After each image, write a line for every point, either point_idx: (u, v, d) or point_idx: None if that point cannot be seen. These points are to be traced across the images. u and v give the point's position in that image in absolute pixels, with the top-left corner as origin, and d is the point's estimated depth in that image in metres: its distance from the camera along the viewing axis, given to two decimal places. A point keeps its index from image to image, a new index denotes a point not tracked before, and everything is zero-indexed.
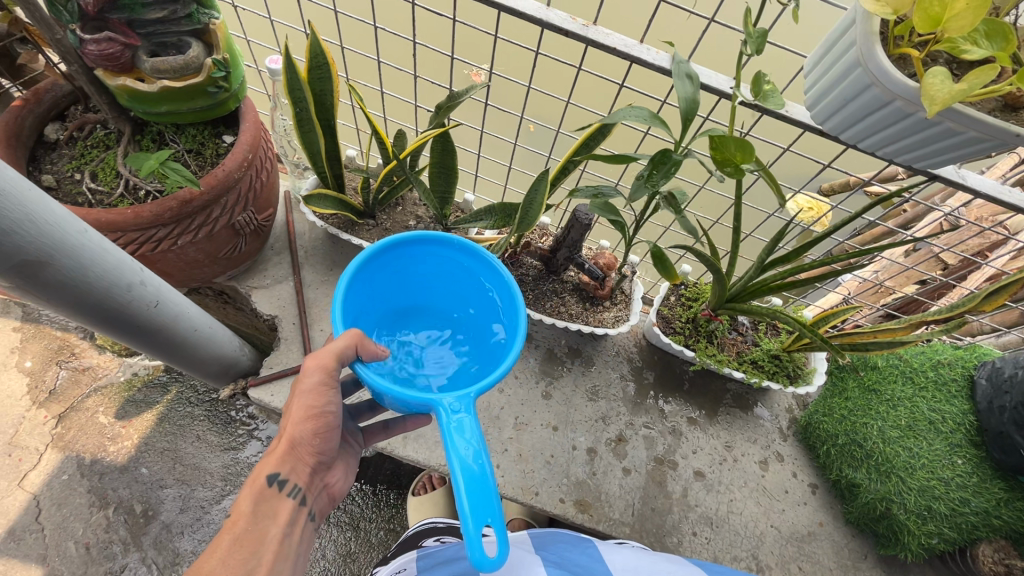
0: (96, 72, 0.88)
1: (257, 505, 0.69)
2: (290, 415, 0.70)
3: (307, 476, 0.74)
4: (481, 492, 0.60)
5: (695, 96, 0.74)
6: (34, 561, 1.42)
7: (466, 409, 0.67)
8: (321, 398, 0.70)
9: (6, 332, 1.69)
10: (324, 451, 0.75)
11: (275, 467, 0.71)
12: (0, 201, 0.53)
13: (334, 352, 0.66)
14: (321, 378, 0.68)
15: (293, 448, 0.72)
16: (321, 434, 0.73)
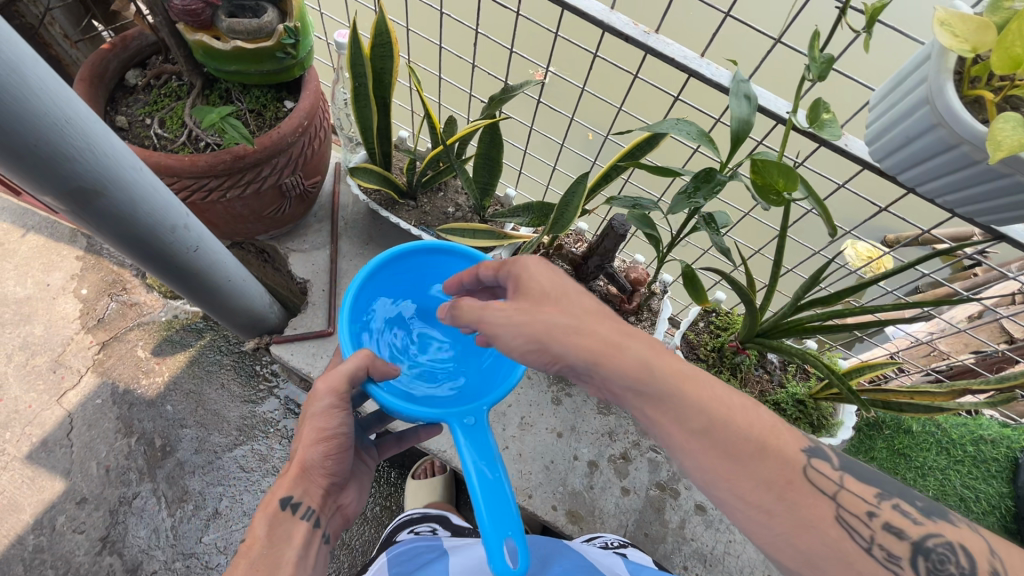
0: (179, 26, 0.94)
1: (271, 530, 0.73)
2: (302, 438, 0.75)
3: (320, 497, 0.77)
4: (497, 503, 0.67)
5: (749, 118, 0.72)
6: (59, 473, 1.55)
7: (481, 423, 0.76)
8: (332, 421, 0.75)
9: (70, 260, 1.84)
10: (337, 472, 0.78)
11: (288, 490, 0.75)
12: (67, 128, 0.57)
13: (346, 373, 0.73)
14: (332, 401, 0.75)
15: (305, 472, 0.76)
16: (332, 456, 0.77)
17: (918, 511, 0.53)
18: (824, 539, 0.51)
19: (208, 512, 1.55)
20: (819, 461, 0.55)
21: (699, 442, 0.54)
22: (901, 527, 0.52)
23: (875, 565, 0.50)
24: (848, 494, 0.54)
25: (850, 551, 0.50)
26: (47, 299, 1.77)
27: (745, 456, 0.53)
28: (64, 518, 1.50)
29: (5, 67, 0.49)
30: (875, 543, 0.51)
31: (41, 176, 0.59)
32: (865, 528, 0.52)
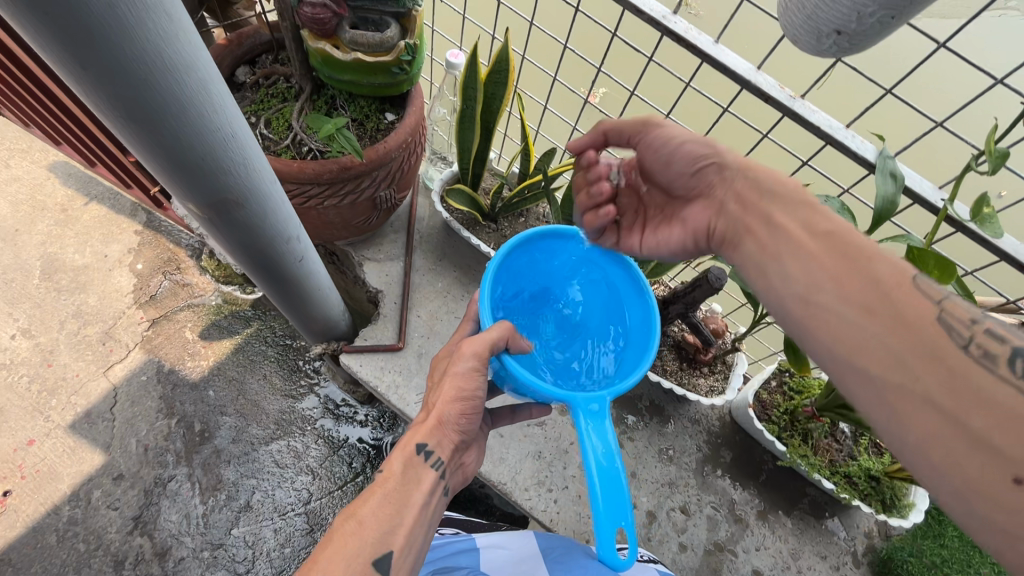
0: (302, 32, 0.94)
1: (405, 469, 0.69)
2: (442, 393, 0.71)
3: (450, 451, 0.73)
4: (615, 494, 0.65)
5: (893, 198, 0.69)
6: (99, 447, 1.52)
7: (603, 409, 0.70)
8: (471, 382, 0.71)
9: (129, 234, 1.85)
10: (467, 430, 0.74)
11: (424, 437, 0.71)
12: (231, 144, 0.56)
13: (490, 343, 0.70)
14: (474, 364, 0.70)
15: (441, 425, 0.72)
16: (467, 415, 0.72)
17: (1005, 331, 0.45)
18: (937, 354, 0.43)
19: (239, 505, 1.49)
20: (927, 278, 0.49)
21: (821, 242, 0.53)
22: (1002, 337, 0.44)
23: (980, 368, 0.42)
24: (955, 302, 0.46)
25: (950, 355, 0.43)
26: (104, 269, 1.77)
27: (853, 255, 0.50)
28: (100, 493, 1.47)
29: (197, 88, 0.48)
30: (975, 342, 0.43)
31: (194, 187, 0.59)
32: (965, 330, 0.44)
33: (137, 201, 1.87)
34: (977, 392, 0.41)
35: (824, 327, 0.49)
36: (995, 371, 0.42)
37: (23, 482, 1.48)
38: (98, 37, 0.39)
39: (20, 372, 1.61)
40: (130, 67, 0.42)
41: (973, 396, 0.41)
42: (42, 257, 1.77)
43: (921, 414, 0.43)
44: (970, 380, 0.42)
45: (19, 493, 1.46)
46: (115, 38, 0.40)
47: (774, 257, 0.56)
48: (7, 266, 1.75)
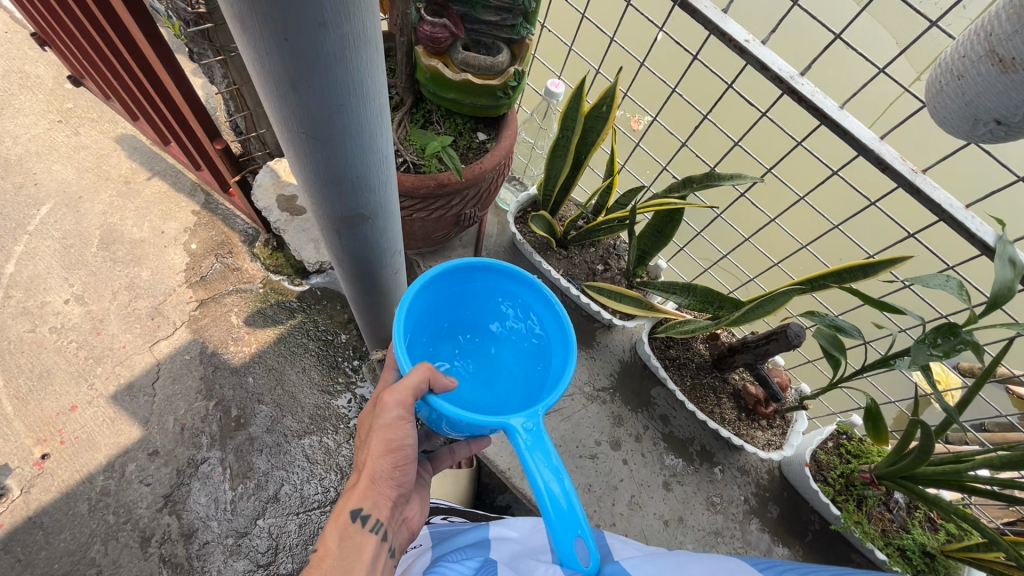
0: (416, 48, 0.96)
1: (342, 543, 0.68)
2: (371, 451, 0.69)
3: (388, 510, 0.72)
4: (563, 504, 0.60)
5: (1012, 284, 0.67)
6: (137, 422, 1.39)
7: (539, 428, 0.67)
8: (400, 433, 0.69)
9: (186, 213, 1.71)
10: (405, 482, 0.74)
11: (358, 502, 0.70)
12: (381, 167, 0.58)
13: (409, 387, 0.66)
14: (399, 413, 0.68)
15: (374, 482, 0.71)
16: (400, 467, 0.72)
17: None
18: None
19: (267, 496, 1.34)
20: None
21: None
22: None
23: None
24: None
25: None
26: (158, 246, 1.63)
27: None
28: (134, 467, 1.34)
29: (375, 110, 0.49)
30: None
31: (337, 200, 0.60)
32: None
33: (198, 180, 1.73)
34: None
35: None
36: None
37: (62, 448, 1.35)
38: (320, 62, 0.40)
39: (68, 337, 1.49)
40: (333, 92, 0.44)
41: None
42: (101, 227, 1.65)
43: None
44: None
45: (57, 458, 1.34)
46: (332, 65, 0.41)
47: None
48: (66, 232, 1.63)
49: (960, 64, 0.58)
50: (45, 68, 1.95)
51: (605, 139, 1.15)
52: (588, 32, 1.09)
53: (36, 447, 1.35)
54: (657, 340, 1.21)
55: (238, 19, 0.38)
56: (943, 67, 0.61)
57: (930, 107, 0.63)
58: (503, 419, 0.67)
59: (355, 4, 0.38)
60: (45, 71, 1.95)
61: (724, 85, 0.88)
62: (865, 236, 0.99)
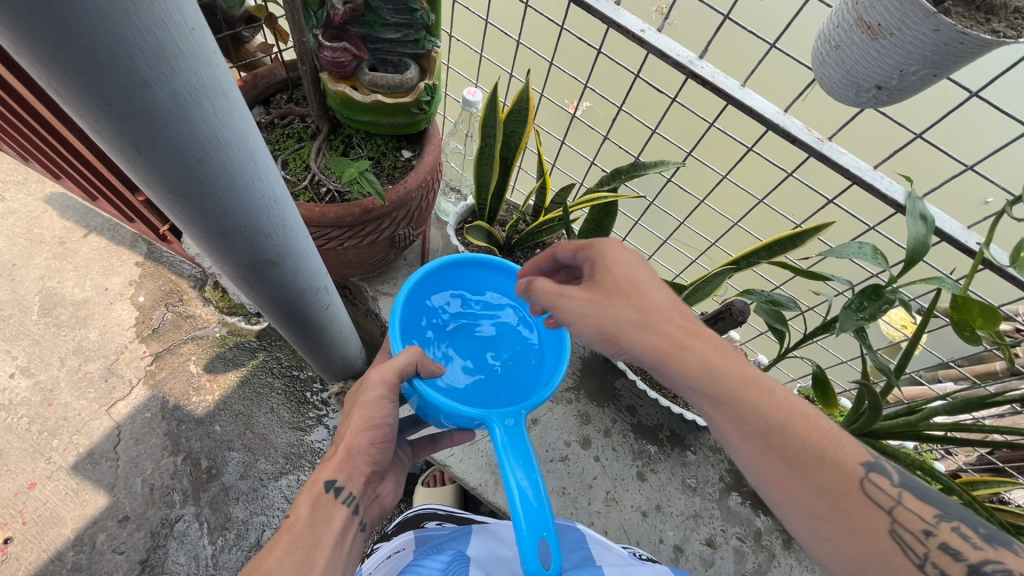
0: (322, 75, 0.94)
1: (314, 510, 0.64)
2: (350, 424, 0.67)
3: (362, 484, 0.69)
4: (529, 505, 0.59)
5: (926, 239, 0.68)
6: (103, 488, 1.33)
7: (519, 427, 0.66)
8: (382, 411, 0.67)
9: (129, 266, 1.64)
10: (380, 459, 0.70)
11: (333, 472, 0.66)
12: (274, 210, 0.56)
13: (397, 367, 0.66)
14: (383, 392, 0.66)
15: (351, 457, 0.68)
16: (378, 445, 0.69)
17: (979, 536, 0.50)
18: (892, 570, 0.48)
19: (249, 544, 1.30)
20: (879, 475, 0.52)
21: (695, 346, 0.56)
22: (957, 546, 0.49)
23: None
24: (903, 509, 0.51)
25: (902, 569, 0.48)
26: (104, 304, 1.57)
27: (799, 463, 0.50)
28: (105, 537, 1.27)
29: (243, 159, 0.47)
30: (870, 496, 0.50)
31: (234, 249, 0.58)
32: (919, 546, 0.49)
33: (137, 231, 1.66)
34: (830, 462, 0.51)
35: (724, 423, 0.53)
36: (915, 563, 0.48)
37: (25, 529, 1.28)
38: (158, 122, 0.38)
39: (19, 413, 1.41)
40: (187, 148, 0.42)
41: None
42: (40, 292, 1.57)
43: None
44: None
45: (19, 541, 1.27)
46: (172, 123, 0.39)
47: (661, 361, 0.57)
48: (3, 302, 1.55)
49: (834, 35, 0.63)
50: None
51: (530, 141, 1.14)
52: (497, 38, 1.09)
53: None
54: None
55: (52, 86, 0.36)
56: (822, 39, 0.66)
57: (818, 78, 0.68)
58: (485, 413, 0.66)
59: (181, 58, 0.36)
60: None
61: (631, 76, 0.87)
62: (792, 207, 1.00)
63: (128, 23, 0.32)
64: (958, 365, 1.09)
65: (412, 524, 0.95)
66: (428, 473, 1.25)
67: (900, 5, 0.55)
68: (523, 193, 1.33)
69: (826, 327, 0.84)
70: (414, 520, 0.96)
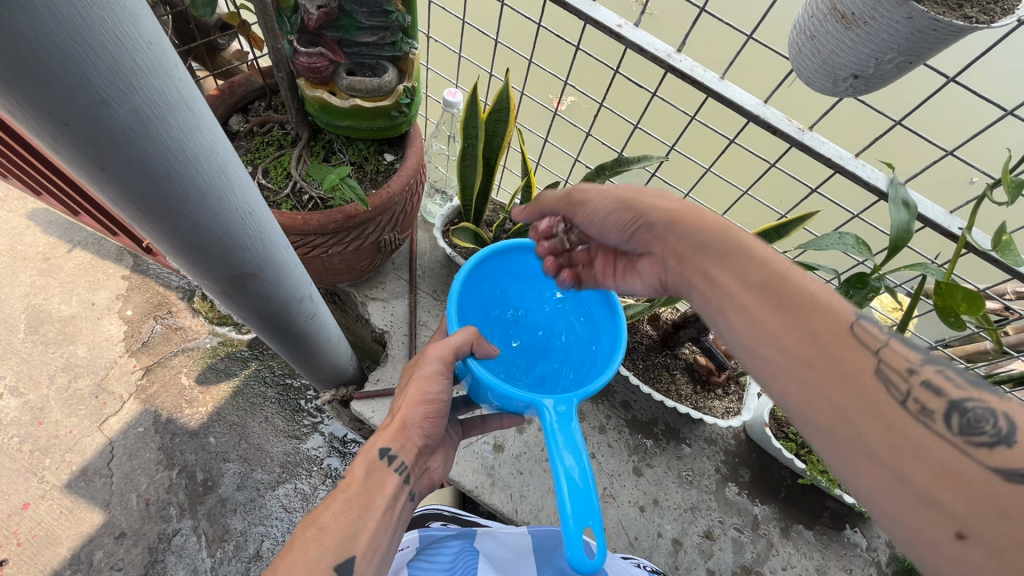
0: (299, 80, 0.93)
1: (367, 474, 0.64)
2: (406, 396, 0.67)
3: (414, 455, 0.68)
4: (580, 489, 0.57)
5: (909, 226, 0.68)
6: (98, 505, 1.31)
7: (571, 414, 0.63)
8: (436, 386, 0.66)
9: (115, 280, 1.62)
10: (433, 434, 0.70)
11: (388, 441, 0.66)
12: (250, 221, 0.55)
13: (453, 346, 0.65)
14: (439, 368, 0.66)
15: (405, 429, 0.67)
16: (431, 418, 0.68)
17: (962, 380, 0.46)
18: (877, 415, 0.43)
19: (248, 555, 1.29)
20: (868, 322, 0.48)
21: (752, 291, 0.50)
22: (940, 388, 0.45)
23: (913, 422, 0.43)
24: (892, 353, 0.46)
25: (881, 407, 0.43)
26: (91, 319, 1.55)
27: (797, 307, 0.48)
28: (102, 555, 1.26)
29: (215, 172, 0.46)
30: (911, 395, 0.44)
31: (210, 263, 0.57)
32: (903, 383, 0.45)
33: (121, 244, 1.64)
34: (921, 448, 0.42)
35: (775, 378, 0.48)
36: (933, 428, 0.43)
37: (21, 550, 1.26)
38: (120, 140, 0.37)
39: (9, 433, 1.39)
40: (154, 165, 0.41)
41: (908, 451, 0.42)
42: (26, 309, 1.55)
43: (867, 467, 0.43)
44: (908, 441, 0.42)
45: (15, 563, 1.25)
46: (136, 140, 0.38)
47: (718, 308, 0.53)
48: None
49: (810, 25, 0.63)
50: None
51: (513, 140, 1.13)
52: (475, 37, 1.08)
53: None
54: None
55: (7, 107, 0.35)
56: (798, 29, 0.66)
57: (796, 68, 0.68)
58: (535, 395, 0.64)
59: (140, 74, 0.35)
60: None
61: (611, 71, 0.87)
62: (777, 198, 1.00)
63: (81, 40, 0.31)
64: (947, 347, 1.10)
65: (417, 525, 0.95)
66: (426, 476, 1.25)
67: None
68: (509, 192, 1.33)
69: None
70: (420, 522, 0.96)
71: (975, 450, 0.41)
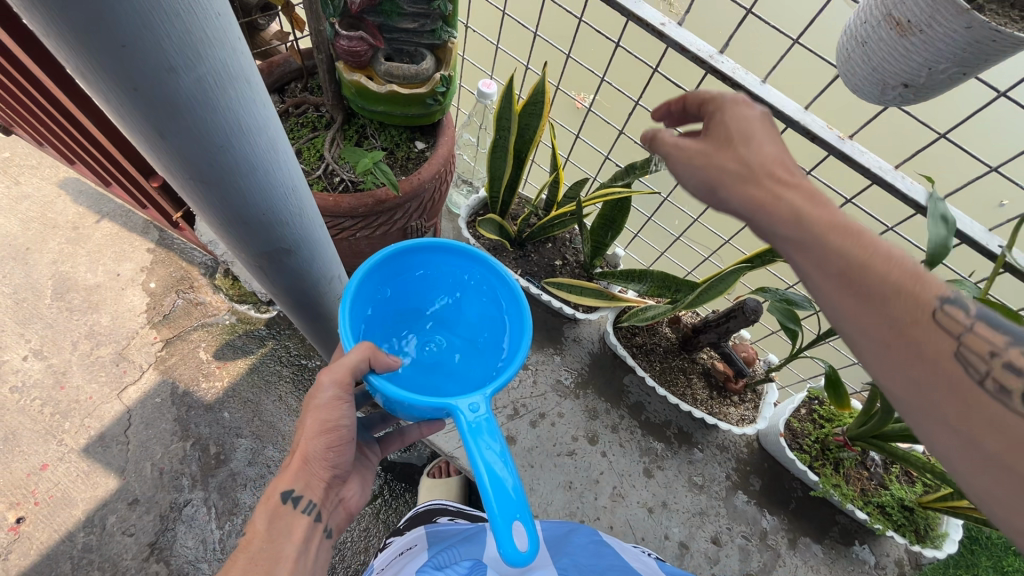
0: (338, 64, 0.94)
1: (271, 524, 0.65)
2: (305, 430, 0.66)
3: (322, 491, 0.69)
4: (499, 484, 0.56)
5: (947, 241, 0.67)
6: (113, 472, 1.34)
7: (487, 409, 0.63)
8: (336, 412, 0.66)
9: (141, 253, 1.65)
10: (340, 463, 0.71)
11: (289, 484, 0.66)
12: (292, 197, 0.56)
13: (348, 366, 0.62)
14: (335, 392, 0.65)
15: (307, 464, 0.67)
16: (335, 447, 0.68)
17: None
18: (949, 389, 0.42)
19: None
20: (954, 306, 0.45)
21: (838, 285, 0.46)
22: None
23: (992, 403, 0.41)
24: (977, 336, 0.44)
25: (964, 392, 0.42)
26: (115, 289, 1.58)
27: (880, 297, 0.45)
28: (115, 519, 1.29)
29: (265, 146, 0.47)
30: (991, 375, 0.42)
31: (250, 237, 0.58)
32: (982, 364, 0.43)
33: (148, 218, 1.67)
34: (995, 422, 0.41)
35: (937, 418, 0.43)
36: (1014, 407, 0.41)
37: (38, 510, 1.29)
38: (183, 108, 0.38)
39: (32, 395, 1.42)
40: (209, 136, 0.42)
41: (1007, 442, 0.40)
42: (53, 276, 1.58)
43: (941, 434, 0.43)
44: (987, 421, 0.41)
45: (32, 521, 1.28)
46: (195, 111, 0.39)
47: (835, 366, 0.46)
48: (17, 286, 1.56)
49: (861, 31, 0.65)
50: None
51: (545, 135, 1.14)
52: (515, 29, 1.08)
53: (10, 512, 1.29)
54: (622, 329, 1.20)
55: (79, 69, 0.36)
56: (849, 35, 0.67)
57: (842, 75, 0.70)
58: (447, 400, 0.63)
59: (208, 45, 0.36)
60: None
61: (650, 70, 0.87)
62: None
63: (159, 7, 0.32)
64: None
65: (423, 520, 0.95)
66: (433, 464, 1.26)
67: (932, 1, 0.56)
68: (536, 187, 1.33)
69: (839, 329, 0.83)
70: (425, 516, 0.96)
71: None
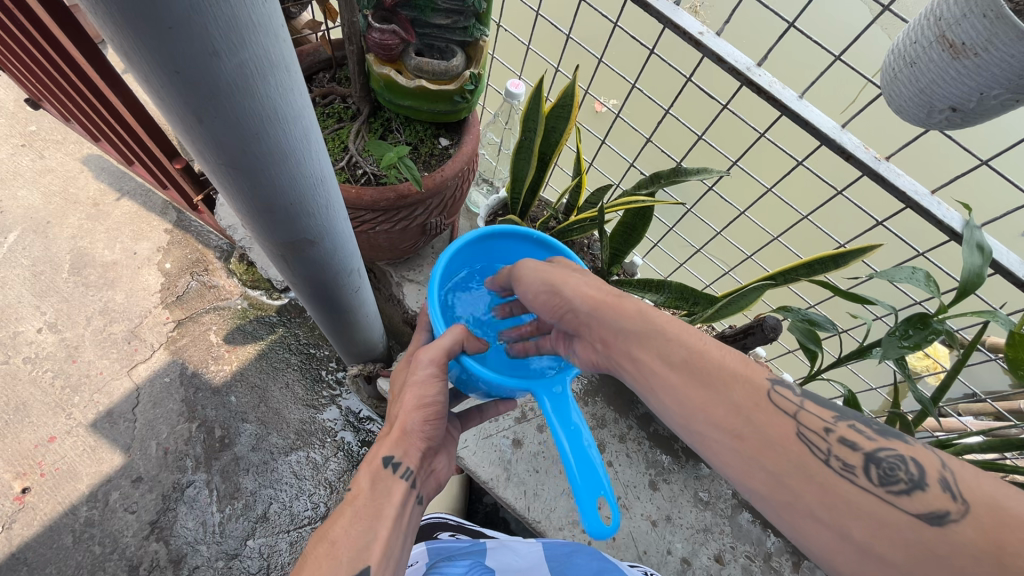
0: (368, 56, 0.94)
1: (373, 486, 0.62)
2: (405, 401, 0.65)
3: (419, 459, 0.66)
4: (588, 460, 0.62)
5: (981, 271, 0.65)
6: (119, 448, 1.35)
7: (567, 393, 0.68)
8: (435, 388, 0.65)
9: (158, 233, 1.66)
10: (435, 435, 0.68)
11: (391, 449, 0.64)
12: (321, 188, 0.55)
13: (445, 347, 0.65)
14: (438, 369, 0.65)
15: (408, 434, 0.65)
16: (432, 421, 0.66)
17: (874, 430, 0.49)
18: (809, 474, 0.45)
19: (255, 516, 1.30)
20: (785, 385, 0.50)
21: (677, 373, 0.51)
22: (857, 442, 0.48)
23: (841, 480, 0.45)
24: (807, 413, 0.49)
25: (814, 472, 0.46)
26: (131, 267, 1.59)
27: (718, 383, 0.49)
28: (117, 496, 1.30)
29: (300, 137, 0.47)
30: (832, 453, 0.47)
31: (276, 226, 0.57)
32: (823, 442, 0.47)
33: (168, 198, 1.68)
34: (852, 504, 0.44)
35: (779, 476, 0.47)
36: (857, 481, 0.45)
37: (43, 481, 1.30)
38: (220, 94, 0.38)
39: (44, 366, 1.44)
40: (243, 123, 0.41)
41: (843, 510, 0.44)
42: (71, 251, 1.60)
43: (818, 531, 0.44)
44: (840, 496, 0.44)
45: (37, 492, 1.29)
46: (234, 98, 0.39)
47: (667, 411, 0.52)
48: (36, 258, 1.58)
49: (911, 50, 0.65)
50: (4, 92, 1.86)
51: (570, 138, 1.13)
52: (547, 30, 1.08)
53: (15, 482, 1.30)
54: None
55: (121, 48, 0.35)
56: (897, 54, 0.68)
57: (886, 94, 0.70)
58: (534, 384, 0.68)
59: (252, 32, 0.36)
60: (5, 94, 1.85)
61: (683, 78, 0.85)
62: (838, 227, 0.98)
63: None
64: (989, 399, 1.05)
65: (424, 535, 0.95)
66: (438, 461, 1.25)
67: (989, 25, 0.58)
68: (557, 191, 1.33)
69: (863, 353, 0.82)
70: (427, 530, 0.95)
71: (896, 498, 0.44)
